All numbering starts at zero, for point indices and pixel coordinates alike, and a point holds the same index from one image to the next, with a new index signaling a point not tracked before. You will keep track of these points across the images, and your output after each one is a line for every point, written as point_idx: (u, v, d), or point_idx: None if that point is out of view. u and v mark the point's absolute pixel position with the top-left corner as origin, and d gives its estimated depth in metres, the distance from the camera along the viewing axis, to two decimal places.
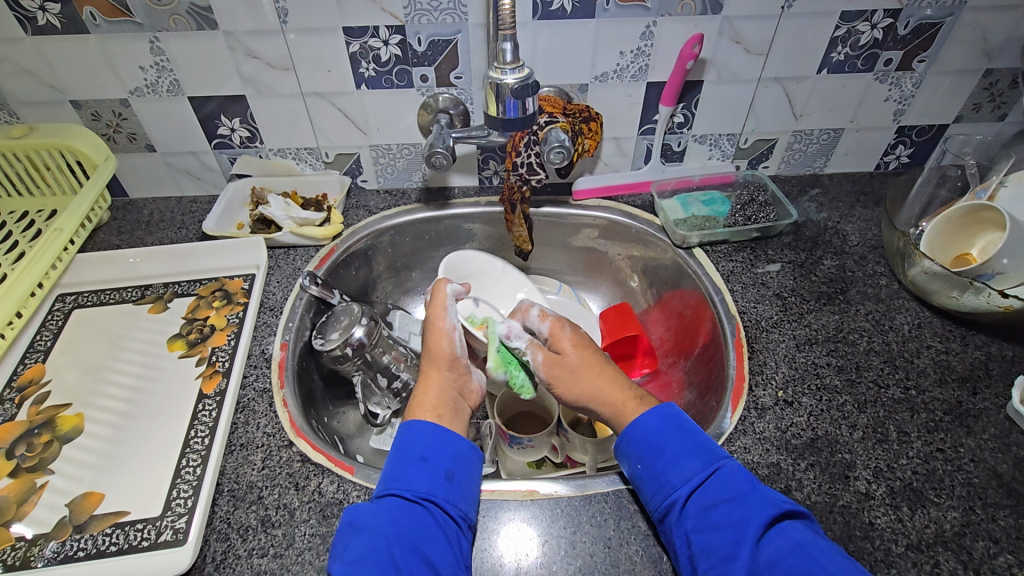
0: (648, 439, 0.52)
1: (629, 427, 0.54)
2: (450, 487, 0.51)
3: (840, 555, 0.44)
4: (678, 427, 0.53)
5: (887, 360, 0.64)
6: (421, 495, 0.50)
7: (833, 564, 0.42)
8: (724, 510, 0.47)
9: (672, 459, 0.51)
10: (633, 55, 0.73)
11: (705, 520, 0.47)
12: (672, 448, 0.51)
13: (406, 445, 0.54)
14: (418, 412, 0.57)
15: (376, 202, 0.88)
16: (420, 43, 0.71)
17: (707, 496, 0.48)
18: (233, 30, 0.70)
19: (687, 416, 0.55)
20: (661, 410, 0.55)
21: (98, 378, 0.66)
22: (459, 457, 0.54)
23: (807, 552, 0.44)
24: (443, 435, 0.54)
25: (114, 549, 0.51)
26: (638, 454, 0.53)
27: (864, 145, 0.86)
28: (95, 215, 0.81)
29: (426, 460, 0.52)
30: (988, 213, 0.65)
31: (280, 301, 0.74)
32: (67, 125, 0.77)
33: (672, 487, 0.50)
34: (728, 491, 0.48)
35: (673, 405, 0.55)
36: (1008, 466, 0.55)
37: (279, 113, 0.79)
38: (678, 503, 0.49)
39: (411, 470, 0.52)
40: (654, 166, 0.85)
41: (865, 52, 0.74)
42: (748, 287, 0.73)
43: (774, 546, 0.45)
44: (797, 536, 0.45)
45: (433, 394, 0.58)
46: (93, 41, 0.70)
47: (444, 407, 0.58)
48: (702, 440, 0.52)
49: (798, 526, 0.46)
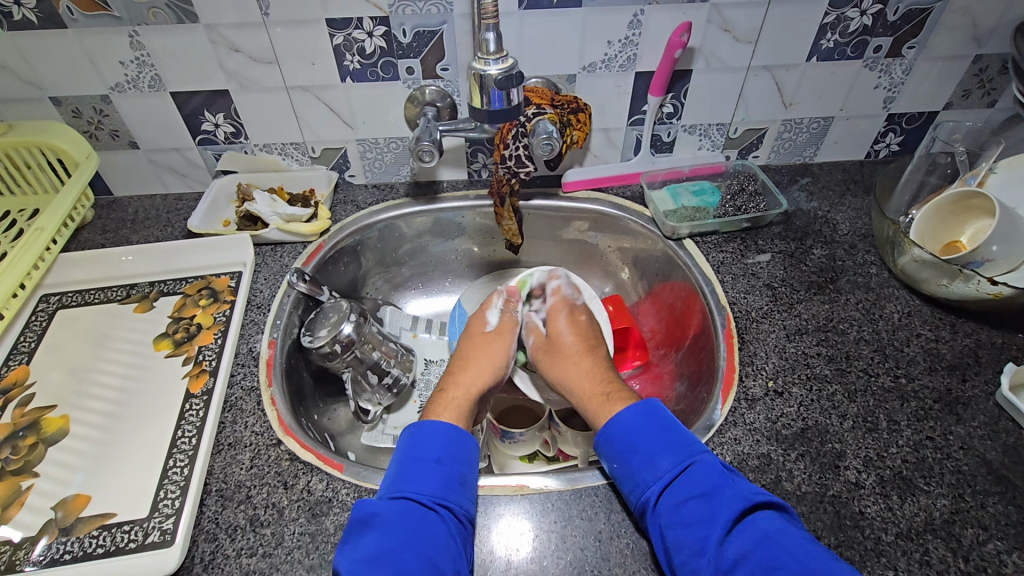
0: (624, 438, 0.54)
1: (607, 427, 0.56)
2: (462, 491, 0.51)
3: (813, 543, 0.44)
4: (655, 423, 0.54)
5: (877, 349, 0.64)
6: (436, 500, 0.50)
7: (804, 552, 0.43)
8: (695, 504, 0.48)
9: (647, 455, 0.52)
10: (621, 45, 0.72)
11: (676, 517, 0.48)
12: (646, 445, 0.53)
13: (419, 447, 0.54)
14: (440, 413, 0.59)
15: (364, 197, 0.87)
16: (405, 34, 0.70)
17: (679, 492, 0.49)
18: (214, 24, 0.68)
19: (664, 412, 0.56)
20: (636, 407, 0.56)
21: (83, 379, 0.65)
22: (471, 463, 0.55)
23: (778, 541, 0.44)
24: (456, 437, 0.56)
25: (101, 551, 0.51)
26: (614, 454, 0.54)
27: (854, 133, 0.85)
28: (78, 214, 0.80)
29: (441, 462, 0.53)
30: (978, 200, 0.65)
31: (267, 298, 0.73)
32: (48, 123, 0.76)
33: (646, 484, 0.50)
34: (700, 486, 0.49)
35: (650, 402, 0.56)
36: (997, 453, 0.55)
37: (264, 108, 0.77)
38: (652, 502, 0.49)
39: (424, 472, 0.52)
40: (644, 157, 0.84)
41: (854, 39, 0.73)
42: (738, 278, 0.73)
43: (745, 539, 0.45)
44: (768, 528, 0.45)
45: (458, 397, 0.62)
46: (71, 36, 0.69)
47: (465, 412, 0.60)
48: (677, 436, 0.53)
49: (770, 517, 0.46)
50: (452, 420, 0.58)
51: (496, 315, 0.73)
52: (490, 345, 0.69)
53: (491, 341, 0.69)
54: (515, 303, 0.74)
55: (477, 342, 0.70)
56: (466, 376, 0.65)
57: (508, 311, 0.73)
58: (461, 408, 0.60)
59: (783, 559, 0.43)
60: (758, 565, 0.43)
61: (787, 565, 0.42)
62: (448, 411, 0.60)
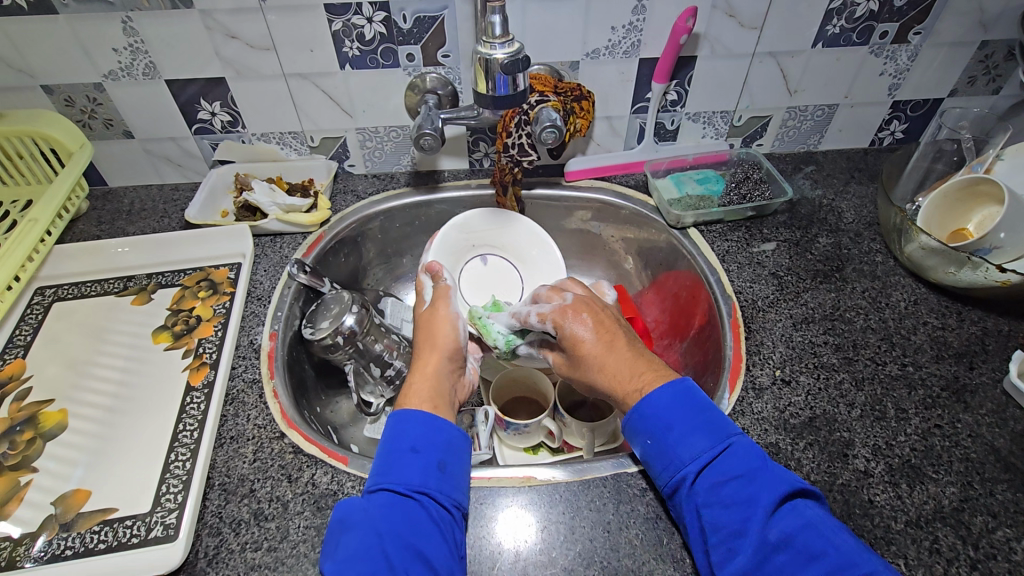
0: (659, 416, 0.50)
1: (639, 404, 0.52)
2: (443, 478, 0.50)
3: (849, 533, 0.43)
4: (690, 402, 0.51)
5: (884, 337, 0.64)
6: (414, 488, 0.48)
7: (844, 543, 0.42)
8: (734, 485, 0.46)
9: (681, 436, 0.49)
10: (625, 30, 0.71)
11: (715, 496, 0.46)
12: (680, 425, 0.49)
13: (395, 437, 0.52)
14: (408, 400, 0.56)
15: (364, 186, 0.86)
16: (405, 20, 0.69)
17: (716, 472, 0.47)
18: (210, 9, 0.67)
19: (701, 391, 0.52)
20: (674, 387, 0.52)
21: (80, 373, 0.64)
22: (449, 445, 0.52)
23: (817, 531, 0.43)
24: (436, 425, 0.53)
25: (103, 547, 0.50)
26: (645, 430, 0.51)
27: (859, 121, 0.85)
28: (72, 205, 0.78)
29: (417, 451, 0.51)
30: (986, 186, 0.65)
31: (267, 290, 0.72)
32: (40, 112, 0.74)
33: (681, 463, 0.48)
34: (737, 468, 0.46)
35: (688, 381, 0.52)
36: (1005, 441, 0.55)
37: (261, 96, 0.76)
38: (688, 480, 0.47)
39: (401, 463, 0.50)
40: (646, 146, 0.84)
41: (861, 24, 0.72)
42: (744, 267, 0.73)
43: (785, 523, 0.43)
44: (808, 515, 0.44)
45: (417, 381, 0.58)
46: (62, 21, 0.67)
47: (435, 394, 0.57)
48: (715, 416, 0.50)
49: (810, 505, 0.45)
50: (420, 406, 0.56)
51: (429, 288, 0.69)
52: (438, 320, 0.64)
53: (436, 311, 0.65)
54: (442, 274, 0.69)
55: (425, 321, 0.65)
56: (422, 361, 0.61)
57: (439, 282, 0.68)
58: (429, 393, 0.57)
59: (824, 548, 0.42)
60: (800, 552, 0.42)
61: (828, 555, 0.41)
62: (417, 398, 0.57)
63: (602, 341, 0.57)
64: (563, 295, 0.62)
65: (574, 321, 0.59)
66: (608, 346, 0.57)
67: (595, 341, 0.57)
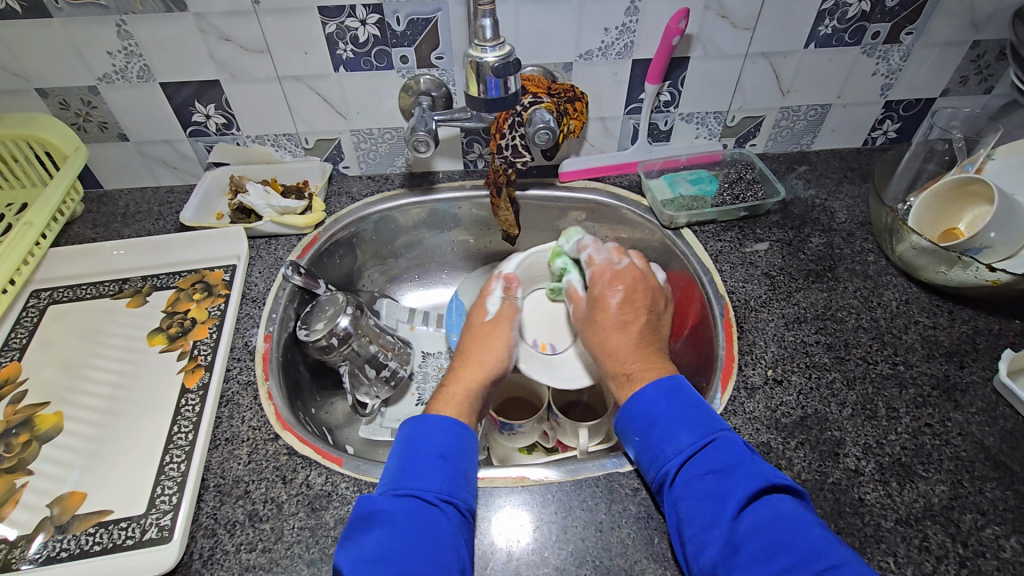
0: (644, 411, 0.53)
1: (629, 400, 0.54)
2: (467, 487, 0.51)
3: (820, 527, 0.44)
4: (679, 398, 0.53)
5: (875, 337, 0.65)
6: (441, 496, 0.49)
7: (812, 535, 0.43)
8: (711, 480, 0.47)
9: (665, 431, 0.51)
10: (618, 32, 0.71)
11: (691, 492, 0.47)
12: (665, 420, 0.51)
13: (423, 442, 0.53)
14: (440, 408, 0.58)
15: (359, 188, 0.86)
16: (399, 22, 0.69)
17: (696, 466, 0.48)
18: (204, 12, 0.67)
19: (693, 389, 0.54)
20: (665, 381, 0.54)
21: (76, 375, 0.64)
22: (472, 458, 0.54)
23: (787, 523, 0.43)
24: (458, 432, 0.55)
25: (98, 548, 0.50)
26: (633, 427, 0.53)
27: (851, 121, 0.85)
28: (67, 208, 0.78)
29: (445, 457, 0.52)
30: (977, 186, 0.65)
31: (262, 291, 0.72)
32: (34, 115, 0.75)
33: (664, 458, 0.50)
34: (717, 463, 0.48)
35: (678, 377, 0.55)
36: (995, 439, 0.55)
37: (256, 98, 0.76)
38: (670, 475, 0.49)
39: (430, 468, 0.51)
40: (640, 146, 0.84)
41: (852, 25, 0.73)
42: (736, 267, 0.73)
43: (756, 516, 0.45)
44: (781, 509, 0.45)
45: (459, 392, 0.60)
46: (56, 25, 0.67)
47: (467, 408, 0.59)
48: (701, 412, 0.52)
49: (785, 499, 0.45)
50: (454, 416, 0.57)
51: (495, 300, 0.71)
52: (492, 335, 0.67)
53: (495, 326, 0.68)
54: (514, 291, 0.72)
55: (482, 328, 0.68)
56: (466, 372, 0.63)
57: (508, 299, 0.71)
58: (463, 405, 0.58)
59: (793, 540, 0.42)
60: (766, 542, 0.43)
61: (795, 546, 0.42)
62: (449, 406, 0.58)
63: (622, 315, 0.63)
64: (622, 259, 0.69)
65: (609, 287, 0.66)
66: (624, 322, 0.62)
67: (618, 310, 0.63)
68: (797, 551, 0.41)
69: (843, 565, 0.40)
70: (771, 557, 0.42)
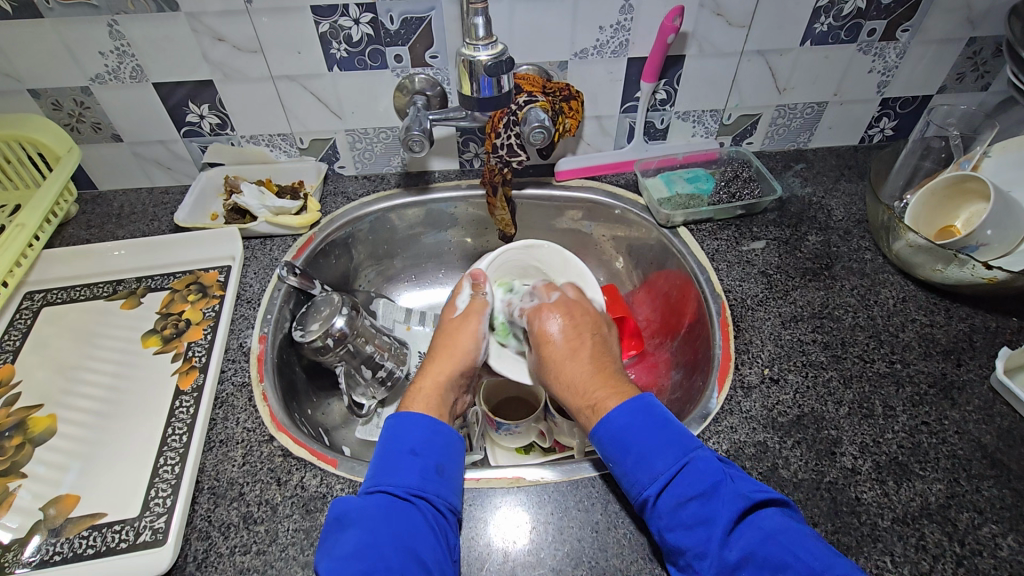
0: (618, 438, 0.51)
1: (598, 427, 0.53)
2: (441, 480, 0.51)
3: (817, 540, 0.44)
4: (650, 420, 0.52)
5: (872, 335, 0.64)
6: (411, 490, 0.49)
7: (807, 552, 0.42)
8: (694, 506, 0.46)
9: (639, 459, 0.50)
10: (613, 30, 0.71)
11: (676, 519, 0.46)
12: (639, 447, 0.50)
13: (396, 439, 0.53)
14: (410, 404, 0.58)
15: (354, 188, 0.85)
16: (393, 21, 0.68)
17: (676, 493, 0.47)
18: (197, 11, 0.67)
19: (661, 406, 0.53)
20: (630, 406, 0.53)
21: (70, 378, 0.64)
22: (449, 452, 0.53)
23: (780, 540, 0.43)
24: (432, 428, 0.54)
25: (92, 552, 0.50)
26: (608, 454, 0.52)
27: (848, 118, 0.85)
28: (61, 209, 0.78)
29: (416, 453, 0.52)
30: (973, 184, 0.65)
31: (257, 292, 0.72)
32: (27, 116, 0.74)
33: (642, 485, 0.49)
34: (698, 485, 0.47)
35: (644, 398, 0.54)
36: (992, 437, 0.55)
37: (249, 98, 0.76)
38: (651, 501, 0.48)
39: (400, 464, 0.51)
40: (637, 144, 0.84)
41: (848, 22, 0.72)
42: (733, 265, 0.73)
43: (746, 540, 0.44)
44: (768, 527, 0.44)
45: (428, 384, 0.60)
46: (47, 25, 0.67)
47: (435, 402, 0.59)
48: (674, 432, 0.51)
49: (772, 516, 0.45)
50: (422, 411, 0.57)
51: (466, 296, 0.70)
52: (461, 330, 0.66)
53: (464, 322, 0.67)
54: (483, 286, 0.70)
55: (451, 324, 0.67)
56: (437, 365, 0.63)
57: (479, 293, 0.70)
58: (429, 399, 0.59)
59: (787, 559, 0.42)
60: (761, 569, 0.43)
61: (792, 566, 0.42)
62: (420, 401, 0.58)
63: (570, 344, 0.63)
64: (552, 294, 0.70)
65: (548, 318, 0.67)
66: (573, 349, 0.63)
67: (563, 340, 0.64)
68: (793, 574, 0.42)
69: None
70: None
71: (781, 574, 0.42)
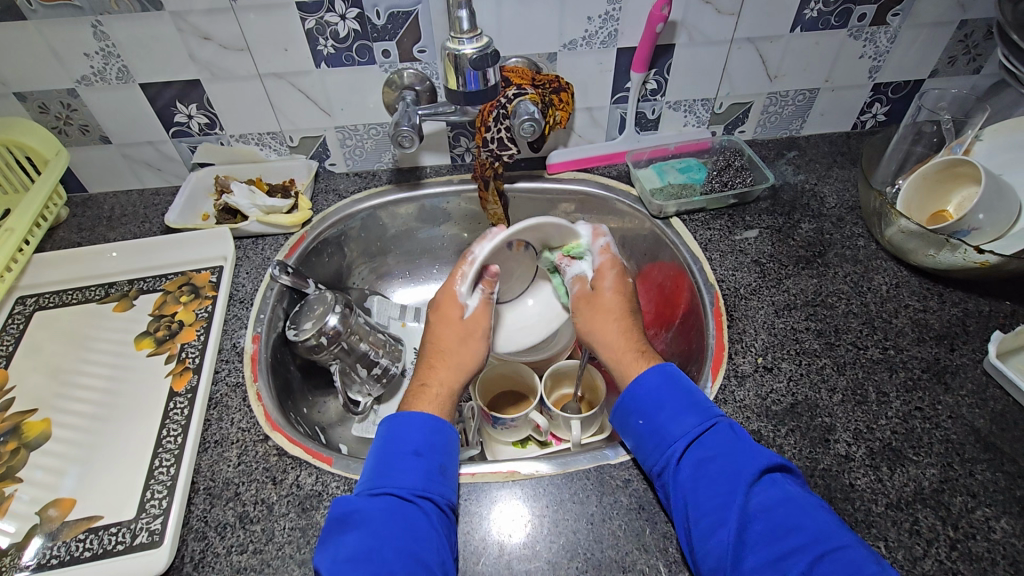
0: (649, 395, 0.53)
1: (631, 385, 0.55)
2: (444, 482, 0.51)
3: (824, 510, 0.45)
4: (679, 384, 0.54)
5: (866, 322, 0.64)
6: (415, 492, 0.49)
7: (821, 515, 0.44)
8: (720, 461, 0.48)
9: (671, 415, 0.52)
10: (601, 20, 0.70)
11: (700, 471, 0.48)
12: (671, 404, 0.52)
13: (398, 439, 0.52)
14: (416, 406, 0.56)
15: (346, 185, 0.85)
16: (379, 16, 0.68)
17: (701, 449, 0.49)
18: (182, 11, 0.66)
19: (686, 375, 0.56)
20: (662, 368, 0.55)
21: (64, 381, 0.64)
22: (450, 452, 0.53)
23: (795, 503, 0.45)
24: (436, 426, 0.54)
25: (89, 554, 0.50)
26: (637, 410, 0.53)
27: (840, 105, 0.84)
28: (50, 213, 0.78)
29: (420, 455, 0.52)
30: (964, 168, 0.65)
31: (250, 292, 0.72)
32: (14, 120, 0.74)
33: (669, 441, 0.50)
34: (723, 445, 0.49)
35: (675, 365, 0.56)
36: (986, 421, 0.55)
37: (236, 96, 0.75)
38: (675, 457, 0.50)
39: (404, 466, 0.50)
40: (629, 135, 0.84)
41: (839, 7, 0.72)
42: (726, 255, 0.73)
43: (766, 496, 0.46)
44: (789, 489, 0.46)
45: (435, 389, 0.58)
46: (31, 27, 0.66)
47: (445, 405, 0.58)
48: (700, 398, 0.53)
49: (791, 481, 0.47)
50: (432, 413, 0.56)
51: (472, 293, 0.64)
52: (470, 331, 0.62)
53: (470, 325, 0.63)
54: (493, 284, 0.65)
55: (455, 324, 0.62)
56: (440, 371, 0.60)
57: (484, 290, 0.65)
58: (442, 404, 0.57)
59: (803, 520, 0.43)
60: (777, 521, 0.44)
61: (809, 526, 0.43)
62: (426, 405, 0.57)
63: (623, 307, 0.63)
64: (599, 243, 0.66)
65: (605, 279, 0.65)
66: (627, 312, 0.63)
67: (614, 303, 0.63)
68: (808, 530, 0.43)
69: (849, 545, 0.42)
70: (780, 536, 0.43)
71: (796, 529, 0.43)
